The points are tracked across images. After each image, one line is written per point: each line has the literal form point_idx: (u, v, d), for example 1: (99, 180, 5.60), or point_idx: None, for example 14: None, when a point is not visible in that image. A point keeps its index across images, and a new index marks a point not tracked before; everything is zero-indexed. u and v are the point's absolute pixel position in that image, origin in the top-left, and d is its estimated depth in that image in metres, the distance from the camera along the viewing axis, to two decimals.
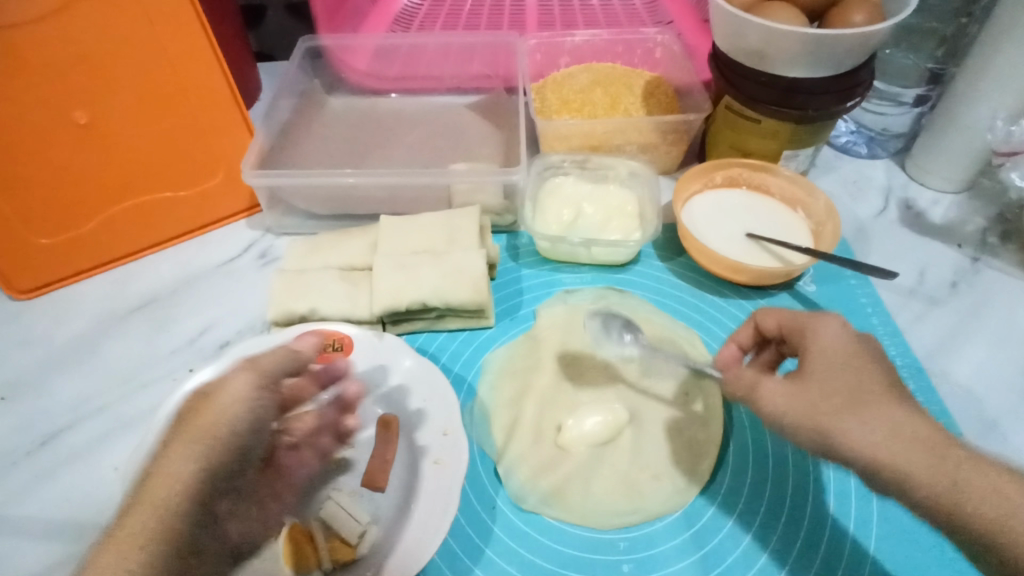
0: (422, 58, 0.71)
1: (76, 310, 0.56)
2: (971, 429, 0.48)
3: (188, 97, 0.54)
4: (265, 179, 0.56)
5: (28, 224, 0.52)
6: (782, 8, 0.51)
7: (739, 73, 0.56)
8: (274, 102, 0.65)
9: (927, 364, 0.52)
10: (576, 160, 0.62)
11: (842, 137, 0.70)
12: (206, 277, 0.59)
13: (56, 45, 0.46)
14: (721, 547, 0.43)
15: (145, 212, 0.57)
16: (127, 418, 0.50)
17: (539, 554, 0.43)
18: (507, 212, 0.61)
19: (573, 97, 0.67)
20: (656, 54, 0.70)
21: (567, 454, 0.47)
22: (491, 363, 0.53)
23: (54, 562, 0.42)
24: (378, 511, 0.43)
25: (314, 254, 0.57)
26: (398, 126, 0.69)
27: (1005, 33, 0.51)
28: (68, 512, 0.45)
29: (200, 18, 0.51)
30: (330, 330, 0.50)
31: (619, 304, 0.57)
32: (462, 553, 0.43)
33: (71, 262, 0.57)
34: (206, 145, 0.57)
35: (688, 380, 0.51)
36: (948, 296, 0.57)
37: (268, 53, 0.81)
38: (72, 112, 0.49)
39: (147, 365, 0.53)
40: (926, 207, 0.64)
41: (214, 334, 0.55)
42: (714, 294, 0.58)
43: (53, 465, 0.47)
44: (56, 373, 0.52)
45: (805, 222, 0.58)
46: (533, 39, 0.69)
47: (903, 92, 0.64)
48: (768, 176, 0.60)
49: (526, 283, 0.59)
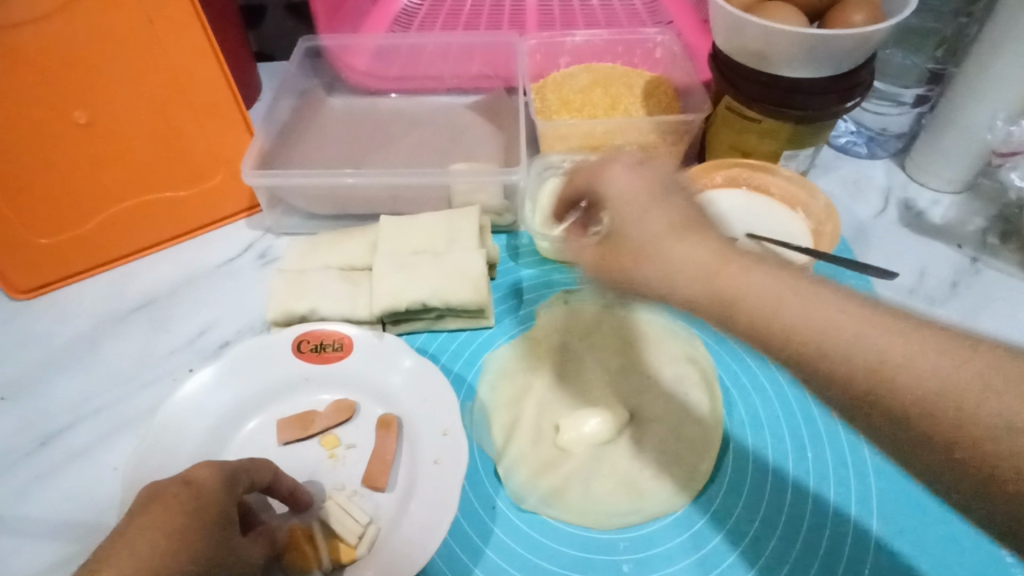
0: (422, 58, 0.71)
1: (75, 310, 0.56)
2: None
3: (187, 96, 0.54)
4: (265, 179, 0.56)
5: (27, 224, 0.52)
6: (782, 8, 0.51)
7: (738, 73, 0.56)
8: (274, 102, 0.65)
9: None
10: (576, 161, 0.62)
11: (842, 137, 0.70)
12: (206, 277, 0.59)
13: (54, 44, 0.46)
14: (720, 546, 0.43)
15: (144, 211, 0.57)
16: (127, 418, 0.49)
17: (539, 553, 0.43)
18: (507, 212, 0.62)
19: (573, 97, 0.67)
20: (656, 54, 0.70)
21: (567, 454, 0.47)
22: (491, 363, 0.53)
23: (53, 563, 0.42)
24: (378, 510, 0.43)
25: (314, 254, 0.57)
26: (398, 125, 0.69)
27: (1005, 34, 0.51)
28: (68, 512, 0.45)
29: (200, 17, 0.51)
30: (330, 330, 0.50)
31: (619, 304, 0.57)
32: (462, 552, 0.43)
33: (71, 262, 0.57)
34: (207, 144, 0.57)
35: (688, 381, 0.51)
36: (948, 296, 0.57)
37: (269, 53, 0.81)
38: (71, 111, 0.49)
39: (146, 365, 0.53)
40: (926, 207, 0.64)
41: (214, 334, 0.55)
42: None
43: (52, 465, 0.47)
44: (54, 373, 0.52)
45: (805, 221, 0.59)
46: (533, 40, 0.69)
47: (903, 92, 0.64)
48: (768, 176, 0.60)
49: (526, 283, 0.59)
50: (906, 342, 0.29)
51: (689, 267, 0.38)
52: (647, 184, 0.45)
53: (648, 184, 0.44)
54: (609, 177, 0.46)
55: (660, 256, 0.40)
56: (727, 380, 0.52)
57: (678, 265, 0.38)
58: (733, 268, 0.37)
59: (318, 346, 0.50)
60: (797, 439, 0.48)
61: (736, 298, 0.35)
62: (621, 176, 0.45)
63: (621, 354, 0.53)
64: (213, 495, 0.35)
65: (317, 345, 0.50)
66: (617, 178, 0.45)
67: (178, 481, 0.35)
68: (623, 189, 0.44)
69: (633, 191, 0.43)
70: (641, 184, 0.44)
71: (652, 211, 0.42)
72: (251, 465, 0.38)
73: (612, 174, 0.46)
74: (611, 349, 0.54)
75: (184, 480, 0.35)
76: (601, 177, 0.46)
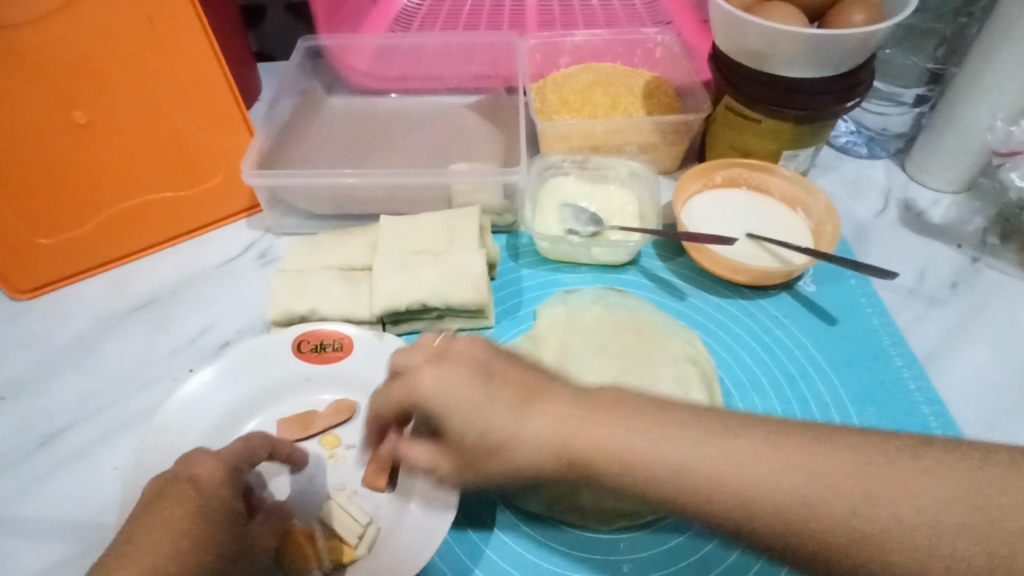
0: (422, 59, 0.71)
1: (74, 310, 0.56)
2: (971, 428, 0.48)
3: (187, 96, 0.54)
4: (265, 179, 0.56)
5: (28, 224, 0.52)
6: (783, 8, 0.51)
7: (738, 73, 0.56)
8: (274, 102, 0.65)
9: (926, 364, 0.52)
10: (576, 160, 0.62)
11: (842, 137, 0.70)
12: (206, 276, 0.59)
13: (55, 45, 0.46)
14: (720, 548, 0.43)
15: (145, 212, 0.57)
16: (126, 419, 0.49)
17: (540, 553, 0.43)
18: (507, 212, 0.61)
19: (573, 97, 0.67)
20: (656, 54, 0.70)
21: None
22: None
23: (53, 563, 0.42)
24: (378, 511, 0.43)
25: (313, 255, 0.57)
26: (398, 126, 0.69)
27: (1005, 34, 0.51)
28: (69, 511, 0.45)
29: (200, 18, 0.51)
30: (330, 330, 0.50)
31: (620, 304, 0.57)
32: (462, 553, 0.43)
33: (72, 262, 0.57)
34: (207, 145, 0.57)
35: (689, 381, 0.51)
36: (948, 296, 0.57)
37: (269, 53, 0.81)
38: (72, 111, 0.49)
39: (146, 365, 0.53)
40: (926, 207, 0.64)
41: (214, 334, 0.55)
42: (714, 294, 0.58)
43: (53, 465, 0.47)
44: (55, 373, 0.52)
45: (805, 221, 0.59)
46: (533, 40, 0.69)
47: (903, 92, 0.64)
48: (768, 176, 0.60)
49: (526, 283, 0.59)
50: (809, 455, 0.30)
51: (540, 442, 0.33)
52: (489, 351, 0.36)
53: (488, 359, 0.36)
54: (448, 345, 0.37)
55: (508, 444, 0.33)
56: (727, 380, 0.52)
57: (529, 443, 0.33)
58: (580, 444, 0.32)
59: (318, 346, 0.50)
60: None
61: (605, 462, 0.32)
62: (469, 353, 0.36)
63: (621, 354, 0.53)
64: (216, 492, 0.36)
65: (317, 345, 0.50)
66: (435, 375, 0.35)
67: (184, 476, 0.37)
68: (451, 393, 0.34)
69: (465, 375, 0.35)
70: (462, 371, 0.35)
71: (455, 376, 0.34)
72: (246, 445, 0.40)
73: (429, 364, 0.35)
74: (612, 349, 0.54)
75: (189, 480, 0.36)
76: (414, 387, 0.35)
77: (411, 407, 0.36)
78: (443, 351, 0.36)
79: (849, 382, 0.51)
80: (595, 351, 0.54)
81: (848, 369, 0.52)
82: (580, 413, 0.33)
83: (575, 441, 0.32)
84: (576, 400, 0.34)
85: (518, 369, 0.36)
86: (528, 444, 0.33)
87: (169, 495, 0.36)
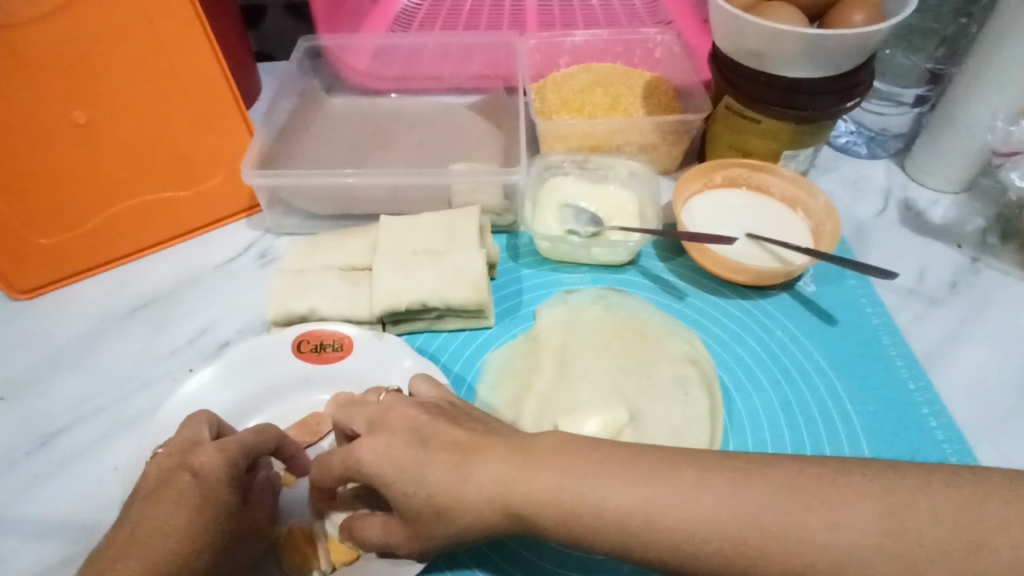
0: (422, 59, 0.71)
1: (75, 310, 0.56)
2: (971, 428, 0.48)
3: (187, 96, 0.54)
4: (265, 179, 0.56)
5: (27, 223, 0.52)
6: (783, 8, 0.51)
7: (739, 73, 0.56)
8: (274, 102, 0.65)
9: (926, 364, 0.52)
10: (576, 161, 0.62)
11: (842, 137, 0.70)
12: (206, 276, 0.59)
13: (54, 45, 0.46)
14: None
15: (145, 211, 0.57)
16: (126, 419, 0.49)
17: (541, 556, 0.42)
18: (507, 212, 0.61)
19: (573, 98, 0.67)
20: (656, 54, 0.70)
21: None
22: (491, 363, 0.53)
23: (52, 563, 0.42)
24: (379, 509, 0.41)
25: (314, 254, 0.57)
26: (399, 126, 0.69)
27: (1006, 33, 0.51)
28: (68, 511, 0.45)
29: (200, 17, 0.51)
30: (330, 330, 0.50)
31: (620, 303, 0.57)
32: (462, 555, 0.43)
33: (71, 262, 0.56)
34: (206, 145, 0.57)
35: (688, 381, 0.51)
36: (948, 296, 0.57)
37: (268, 53, 0.81)
38: (72, 111, 0.49)
39: (146, 365, 0.53)
40: (926, 207, 0.64)
41: (214, 334, 0.55)
42: (714, 294, 0.58)
43: (51, 465, 0.47)
44: (54, 373, 0.52)
45: (805, 221, 0.58)
46: (533, 39, 0.69)
47: (903, 92, 0.64)
48: (768, 176, 0.60)
49: (526, 283, 0.59)
50: None
51: (497, 475, 0.34)
52: (429, 413, 0.38)
53: (423, 423, 0.37)
54: (386, 413, 0.39)
55: (463, 488, 0.34)
56: (727, 380, 0.52)
57: (489, 473, 0.34)
58: (533, 464, 0.34)
59: (318, 346, 0.50)
60: (797, 437, 0.48)
61: (565, 484, 0.33)
62: (405, 419, 0.37)
63: (621, 354, 0.53)
64: (219, 485, 0.36)
65: (317, 345, 0.50)
66: (374, 448, 0.36)
67: (184, 467, 0.36)
68: (390, 460, 0.35)
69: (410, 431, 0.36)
70: (399, 439, 0.36)
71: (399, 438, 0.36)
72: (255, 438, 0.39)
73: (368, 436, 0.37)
74: (612, 349, 0.54)
75: (190, 471, 0.36)
76: (356, 458, 0.36)
77: (355, 475, 0.37)
78: (383, 418, 0.38)
79: (849, 381, 0.51)
80: (595, 351, 0.54)
81: (848, 369, 0.52)
82: (519, 463, 0.34)
83: (534, 477, 0.33)
84: (513, 453, 0.35)
85: (459, 430, 0.37)
86: (479, 476, 0.34)
87: (169, 485, 0.35)
